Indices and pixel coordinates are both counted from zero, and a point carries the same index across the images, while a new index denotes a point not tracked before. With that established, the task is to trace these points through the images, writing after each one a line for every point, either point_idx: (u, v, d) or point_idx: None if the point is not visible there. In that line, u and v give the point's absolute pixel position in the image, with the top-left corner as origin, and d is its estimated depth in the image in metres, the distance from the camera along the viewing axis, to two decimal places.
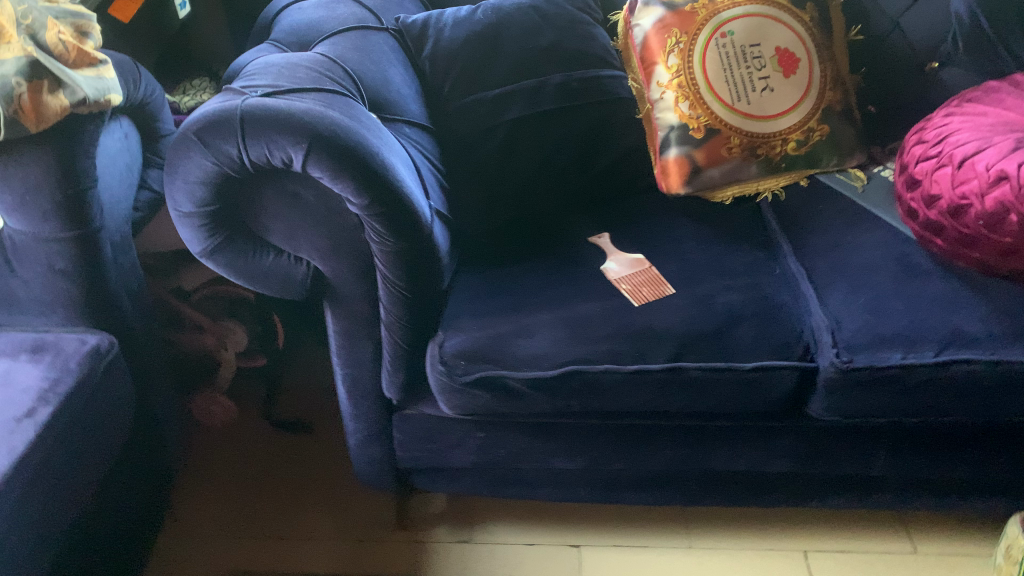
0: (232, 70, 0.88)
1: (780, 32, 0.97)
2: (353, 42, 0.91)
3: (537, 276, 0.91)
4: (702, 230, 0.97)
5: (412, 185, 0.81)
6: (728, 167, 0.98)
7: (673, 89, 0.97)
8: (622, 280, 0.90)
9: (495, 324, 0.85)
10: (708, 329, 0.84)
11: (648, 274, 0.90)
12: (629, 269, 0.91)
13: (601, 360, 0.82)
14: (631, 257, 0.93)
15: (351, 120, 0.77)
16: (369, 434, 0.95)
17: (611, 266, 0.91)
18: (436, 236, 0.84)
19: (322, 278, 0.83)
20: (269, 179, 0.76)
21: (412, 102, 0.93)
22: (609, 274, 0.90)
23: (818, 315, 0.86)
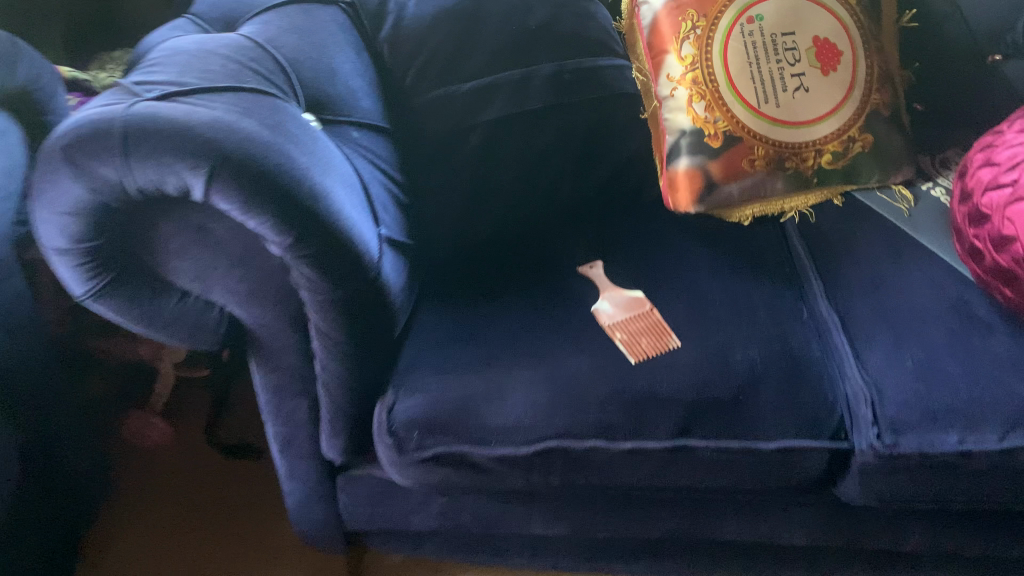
0: (137, 53, 0.70)
1: (818, 17, 0.79)
2: (291, 20, 0.73)
3: (515, 315, 0.74)
4: (717, 258, 0.81)
5: (356, 213, 0.64)
6: (750, 182, 0.81)
7: (686, 85, 0.80)
8: (618, 327, 0.73)
9: (459, 382, 0.69)
10: (722, 395, 0.68)
11: (649, 319, 0.73)
12: (626, 311, 0.74)
13: (588, 433, 0.66)
14: (630, 294, 0.76)
15: (273, 131, 0.60)
16: (311, 494, 0.80)
17: (603, 306, 0.75)
18: (386, 273, 0.67)
19: (242, 324, 0.66)
20: (166, 208, 0.59)
21: (364, 96, 0.75)
22: (601, 319, 0.73)
23: (857, 379, 0.70)
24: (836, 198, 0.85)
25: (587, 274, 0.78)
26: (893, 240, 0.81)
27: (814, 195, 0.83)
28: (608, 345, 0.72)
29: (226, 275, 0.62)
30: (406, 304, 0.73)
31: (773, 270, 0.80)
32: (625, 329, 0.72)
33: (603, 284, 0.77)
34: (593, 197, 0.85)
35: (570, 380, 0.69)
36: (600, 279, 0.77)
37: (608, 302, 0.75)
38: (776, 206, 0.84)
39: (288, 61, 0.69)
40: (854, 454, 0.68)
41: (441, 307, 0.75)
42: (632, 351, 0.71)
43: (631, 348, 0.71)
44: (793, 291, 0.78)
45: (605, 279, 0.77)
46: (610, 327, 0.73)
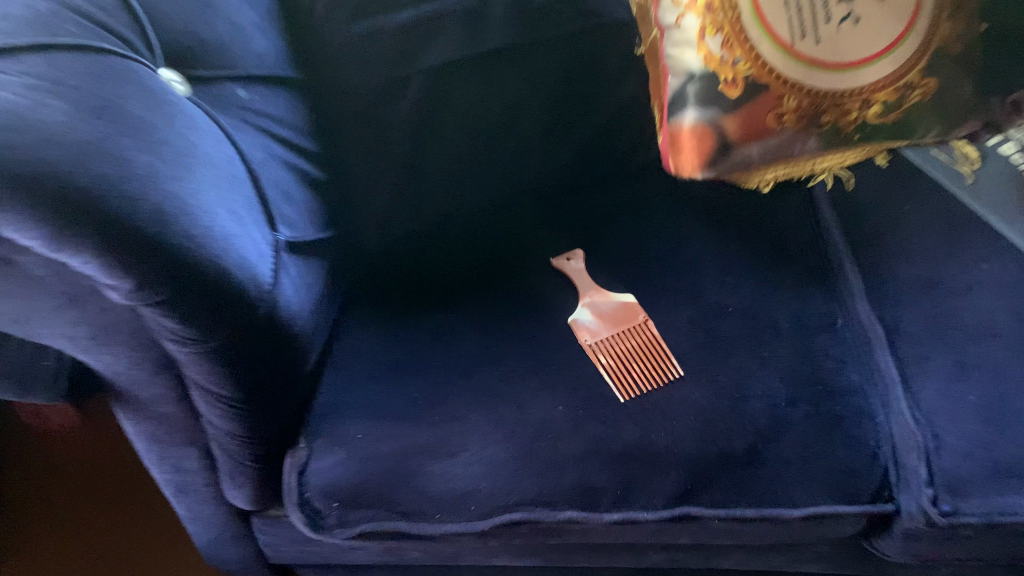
0: None
1: None
2: None
3: (466, 334, 0.57)
4: (728, 245, 0.63)
5: (229, 226, 0.45)
6: (774, 143, 0.63)
7: (697, 11, 0.59)
8: (603, 353, 0.56)
9: (393, 432, 0.53)
10: (735, 448, 0.53)
11: (641, 339, 0.57)
12: (613, 327, 0.57)
13: (560, 502, 0.51)
14: (617, 300, 0.59)
15: (99, 114, 0.40)
16: (224, 534, 0.65)
17: (583, 318, 0.58)
18: (288, 298, 0.49)
19: (93, 369, 0.49)
20: None
21: (258, 35, 0.54)
22: (582, 341, 0.57)
23: (906, 419, 0.55)
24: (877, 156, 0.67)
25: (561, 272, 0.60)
26: (953, 217, 0.63)
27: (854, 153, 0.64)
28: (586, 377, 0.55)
29: (53, 318, 0.44)
30: (318, 322, 0.55)
31: (798, 260, 0.63)
32: (613, 356, 0.56)
33: (582, 286, 0.59)
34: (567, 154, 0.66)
35: (538, 428, 0.53)
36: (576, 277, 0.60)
37: (590, 313, 0.58)
38: (804, 168, 0.66)
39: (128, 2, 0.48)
40: (898, 518, 0.53)
41: (377, 321, 0.59)
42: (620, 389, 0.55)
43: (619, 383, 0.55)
44: (823, 291, 0.61)
45: (586, 277, 0.60)
46: (593, 351, 0.56)
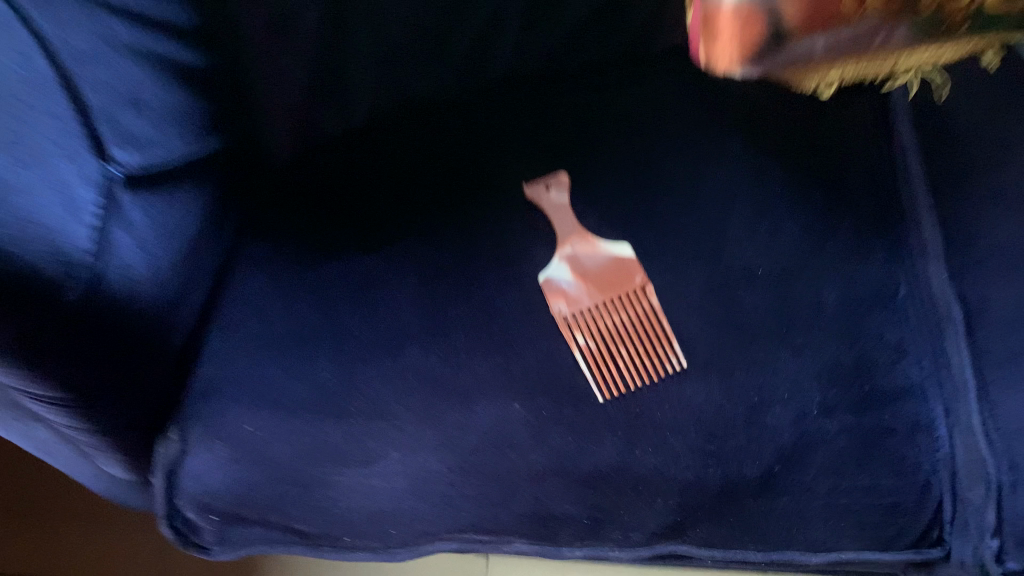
0: None
1: None
2: None
3: (401, 288, 0.43)
4: (766, 174, 0.47)
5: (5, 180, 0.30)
6: (851, 31, 0.39)
7: None
8: (582, 328, 0.42)
9: (292, 426, 0.40)
10: (744, 471, 0.40)
11: (636, 312, 0.42)
12: (598, 293, 0.43)
13: (509, 534, 0.39)
14: (610, 251, 0.44)
15: None
16: None
17: (562, 278, 0.43)
18: (122, 263, 0.36)
19: None
20: None
21: None
22: (555, 308, 0.42)
23: (977, 441, 0.41)
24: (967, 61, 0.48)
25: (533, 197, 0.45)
26: None
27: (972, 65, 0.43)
28: (556, 361, 0.41)
29: None
30: (187, 271, 0.41)
31: (859, 198, 0.47)
32: (595, 333, 0.42)
33: (566, 228, 0.45)
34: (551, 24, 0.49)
35: (485, 431, 0.39)
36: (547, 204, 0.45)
37: (570, 268, 0.44)
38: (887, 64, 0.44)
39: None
40: (943, 565, 0.42)
41: (289, 260, 0.44)
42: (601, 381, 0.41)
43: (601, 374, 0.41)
44: (888, 245, 0.46)
45: (571, 217, 0.45)
46: (569, 324, 0.42)
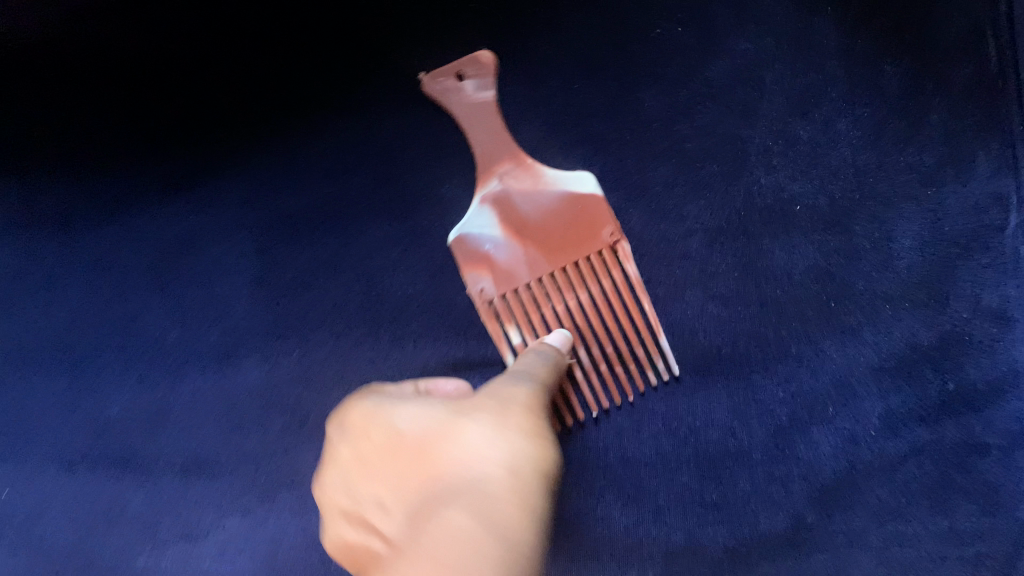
0: None
1: None
2: None
3: (234, 255, 0.27)
4: (821, 29, 0.28)
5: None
6: None
7: None
8: (517, 321, 0.26)
9: (73, 493, 0.26)
10: (761, 528, 0.27)
11: (602, 290, 0.26)
12: (543, 259, 0.26)
13: None
14: (565, 182, 0.27)
15: None
16: None
17: (481, 237, 0.26)
18: None
19: None
20: None
21: None
22: (474, 286, 0.26)
23: None
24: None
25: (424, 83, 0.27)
26: None
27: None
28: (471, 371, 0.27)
29: None
30: None
31: (972, 56, 0.28)
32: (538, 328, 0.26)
33: (491, 145, 0.27)
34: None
35: None
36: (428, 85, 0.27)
37: (498, 215, 0.26)
38: None
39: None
40: None
41: (47, 216, 0.28)
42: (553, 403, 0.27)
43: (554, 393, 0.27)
44: (1012, 135, 0.28)
45: (500, 124, 0.27)
46: (497, 312, 0.26)
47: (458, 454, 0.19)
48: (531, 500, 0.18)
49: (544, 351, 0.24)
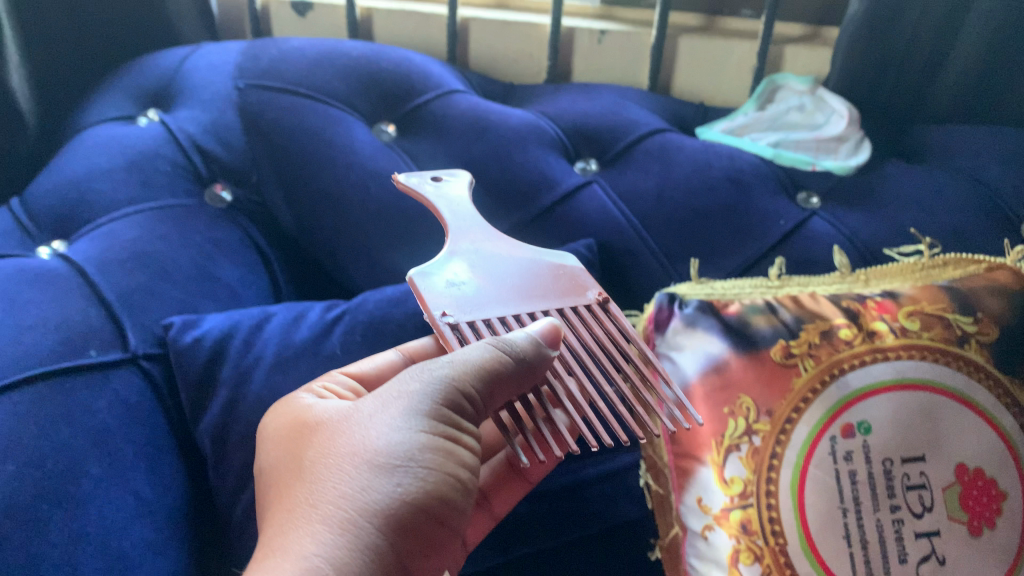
0: (421, 281, 0.64)
1: (967, 443, 0.71)
2: (540, 282, 0.68)
3: (337, 388, 0.62)
4: None
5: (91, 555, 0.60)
6: None
7: (729, 530, 0.72)
8: (504, 318, 0.64)
9: (229, 559, 0.70)
10: None
11: (517, 421, 0.57)
12: (460, 360, 0.52)
13: None
14: (530, 259, 0.70)
15: (348, 465, 0.48)
16: None
17: (517, 337, 0.55)
18: None
19: None
20: (289, 518, 0.46)
21: (501, 276, 0.67)
22: (472, 318, 0.63)
23: None
24: (773, 282, 0.83)
25: (483, 227, 0.71)
26: None
27: (913, 288, 0.78)
28: (396, 369, 0.67)
29: None
30: None
31: None
32: (508, 409, 0.58)
33: (457, 231, 0.70)
34: (464, 192, 0.76)
35: None
36: (502, 239, 0.71)
37: (476, 274, 0.66)
38: None
39: (64, 460, 0.62)
40: None
41: None
42: (503, 494, 0.71)
43: (490, 516, 0.71)
44: None
45: (512, 267, 0.68)
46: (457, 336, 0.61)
47: (398, 420, 0.49)
48: (420, 499, 0.47)
49: (528, 337, 0.55)
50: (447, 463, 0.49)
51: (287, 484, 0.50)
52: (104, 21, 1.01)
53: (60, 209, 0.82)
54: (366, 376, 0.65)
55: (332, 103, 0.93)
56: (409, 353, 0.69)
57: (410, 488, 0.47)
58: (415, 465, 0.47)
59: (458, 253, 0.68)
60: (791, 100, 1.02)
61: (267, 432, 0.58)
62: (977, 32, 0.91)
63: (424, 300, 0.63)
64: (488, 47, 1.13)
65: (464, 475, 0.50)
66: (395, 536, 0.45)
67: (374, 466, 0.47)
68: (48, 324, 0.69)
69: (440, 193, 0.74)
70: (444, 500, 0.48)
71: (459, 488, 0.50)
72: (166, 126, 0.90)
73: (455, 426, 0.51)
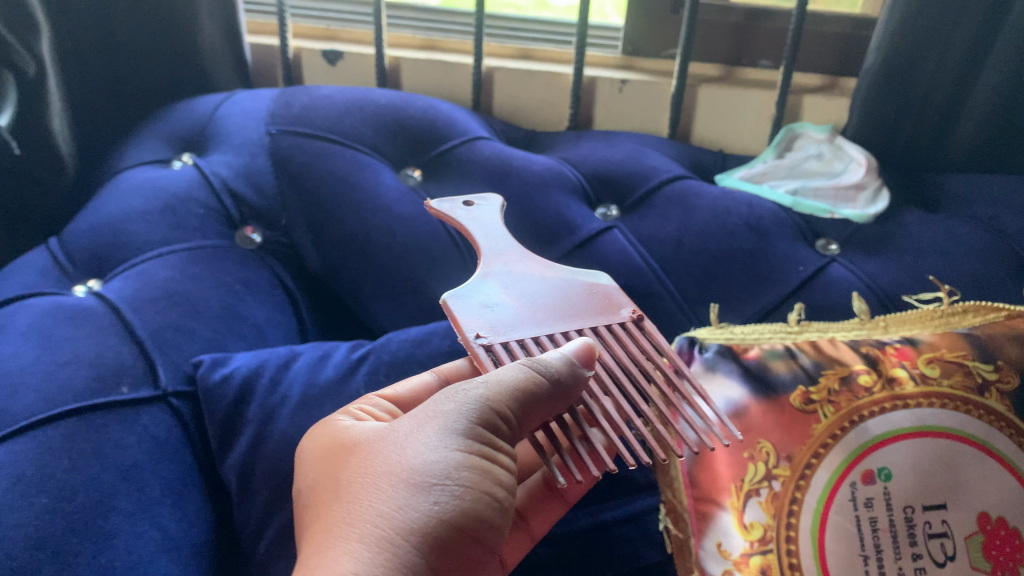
0: (454, 304, 0.66)
1: (989, 491, 0.71)
2: (571, 300, 0.69)
3: (374, 411, 0.63)
4: None
5: None
6: None
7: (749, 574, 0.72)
8: (537, 338, 0.65)
9: None
10: None
11: (554, 441, 0.59)
12: (494, 381, 0.53)
13: None
14: (563, 279, 0.71)
15: (386, 484, 0.49)
16: None
17: (551, 356, 0.57)
18: None
19: None
20: (329, 536, 0.48)
21: (533, 295, 0.69)
22: (505, 338, 0.64)
23: None
24: (793, 327, 0.83)
25: (515, 250, 0.73)
26: None
27: (932, 336, 0.79)
28: (430, 391, 0.68)
29: None
30: None
31: None
32: (544, 430, 0.60)
33: (489, 254, 0.72)
34: (495, 216, 0.78)
35: None
36: (535, 261, 0.73)
37: (509, 295, 0.68)
38: None
39: (94, 493, 0.64)
40: None
41: None
42: (542, 514, 0.70)
43: (528, 537, 0.69)
44: None
45: (544, 286, 0.70)
46: (492, 357, 0.63)
47: (435, 438, 0.51)
48: (458, 516, 0.48)
49: (560, 358, 0.57)
50: (483, 481, 0.50)
51: (326, 505, 0.51)
52: (142, 69, 1.04)
53: (95, 248, 0.84)
54: (401, 398, 0.66)
55: (360, 149, 0.96)
56: (443, 375, 0.70)
57: (446, 506, 0.47)
58: (452, 483, 0.48)
59: (492, 275, 0.70)
60: (810, 148, 1.04)
61: (303, 456, 0.59)
62: (993, 84, 0.93)
63: (458, 322, 0.65)
64: (512, 95, 1.16)
65: (501, 493, 0.51)
66: (433, 554, 0.46)
67: (410, 484, 0.48)
68: (82, 361, 0.71)
69: (472, 217, 0.77)
70: (481, 518, 0.49)
71: (496, 506, 0.50)
72: (200, 170, 0.93)
73: (491, 445, 0.52)
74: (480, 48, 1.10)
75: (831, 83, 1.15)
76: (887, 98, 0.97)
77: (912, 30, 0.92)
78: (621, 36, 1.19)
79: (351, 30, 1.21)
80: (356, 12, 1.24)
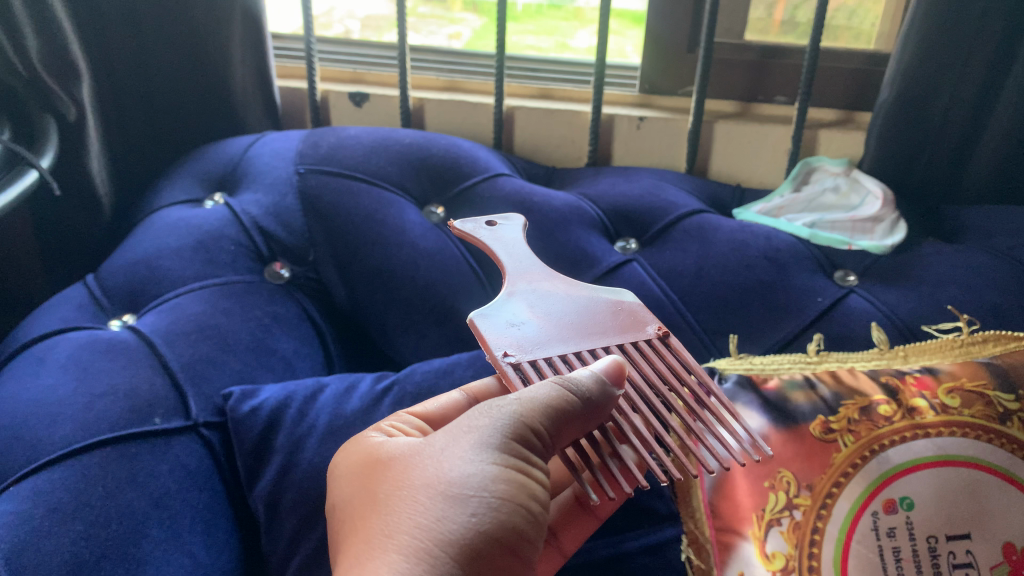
0: (481, 321, 0.67)
1: (1015, 521, 0.70)
2: (594, 316, 0.71)
3: (405, 427, 0.64)
4: None
5: None
6: None
7: None
8: (565, 355, 0.67)
9: None
10: None
11: (585, 457, 0.60)
12: (528, 397, 0.55)
13: None
14: (587, 297, 0.73)
15: (423, 495, 0.50)
16: None
17: (583, 373, 0.59)
18: None
19: None
20: (369, 548, 0.49)
21: (556, 312, 0.70)
22: (533, 356, 0.66)
23: None
24: (811, 358, 0.83)
25: (540, 267, 0.75)
26: None
27: (952, 365, 0.78)
28: (460, 408, 0.70)
29: None
30: None
31: None
32: (576, 448, 0.61)
33: (511, 272, 0.74)
34: (519, 234, 0.80)
35: None
36: (559, 278, 0.74)
37: (532, 312, 0.70)
38: None
39: (127, 520, 0.65)
40: None
41: None
42: (573, 531, 0.71)
43: (559, 553, 0.70)
44: None
45: (568, 303, 0.71)
46: (519, 376, 0.64)
47: (469, 453, 0.52)
48: (495, 530, 0.49)
49: (589, 377, 0.58)
50: (520, 494, 0.51)
51: (363, 517, 0.53)
52: (177, 112, 1.09)
53: (130, 284, 0.87)
54: (431, 415, 0.68)
55: (385, 187, 0.98)
56: (472, 392, 0.71)
57: (483, 518, 0.49)
58: (489, 495, 0.49)
59: (517, 294, 0.71)
60: (826, 181, 1.06)
61: (338, 471, 0.61)
62: (1006, 118, 0.94)
63: (485, 341, 0.66)
64: (532, 133, 1.19)
65: (535, 506, 0.52)
66: (470, 564, 0.47)
67: (447, 498, 0.49)
68: (117, 393, 0.73)
69: (497, 236, 0.79)
70: (517, 530, 0.50)
71: (531, 520, 0.51)
72: (232, 209, 0.96)
73: (525, 460, 0.53)
74: (502, 88, 1.13)
75: (846, 117, 1.17)
76: (902, 130, 0.98)
77: (922, 68, 0.94)
78: (639, 74, 1.22)
79: (376, 73, 1.25)
80: (381, 56, 1.28)
